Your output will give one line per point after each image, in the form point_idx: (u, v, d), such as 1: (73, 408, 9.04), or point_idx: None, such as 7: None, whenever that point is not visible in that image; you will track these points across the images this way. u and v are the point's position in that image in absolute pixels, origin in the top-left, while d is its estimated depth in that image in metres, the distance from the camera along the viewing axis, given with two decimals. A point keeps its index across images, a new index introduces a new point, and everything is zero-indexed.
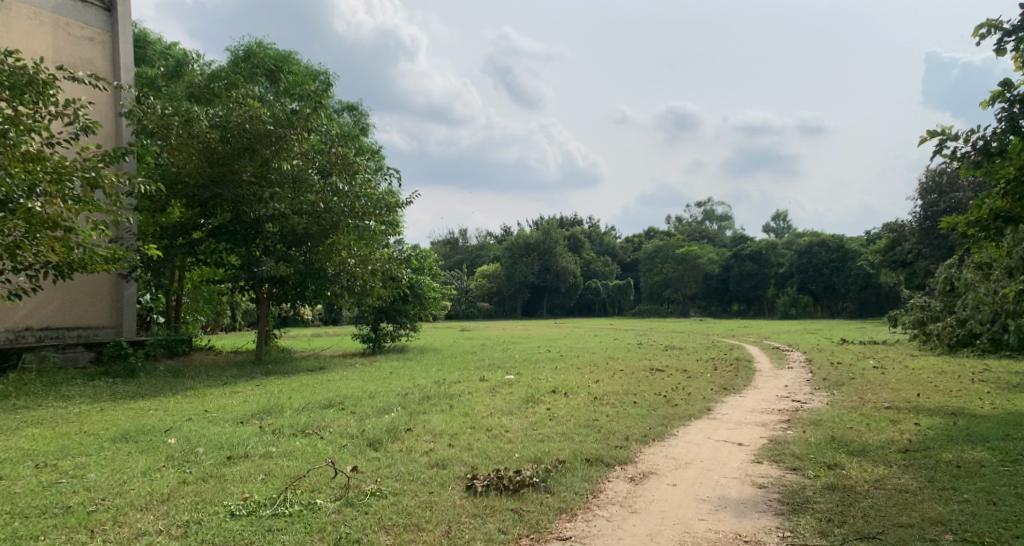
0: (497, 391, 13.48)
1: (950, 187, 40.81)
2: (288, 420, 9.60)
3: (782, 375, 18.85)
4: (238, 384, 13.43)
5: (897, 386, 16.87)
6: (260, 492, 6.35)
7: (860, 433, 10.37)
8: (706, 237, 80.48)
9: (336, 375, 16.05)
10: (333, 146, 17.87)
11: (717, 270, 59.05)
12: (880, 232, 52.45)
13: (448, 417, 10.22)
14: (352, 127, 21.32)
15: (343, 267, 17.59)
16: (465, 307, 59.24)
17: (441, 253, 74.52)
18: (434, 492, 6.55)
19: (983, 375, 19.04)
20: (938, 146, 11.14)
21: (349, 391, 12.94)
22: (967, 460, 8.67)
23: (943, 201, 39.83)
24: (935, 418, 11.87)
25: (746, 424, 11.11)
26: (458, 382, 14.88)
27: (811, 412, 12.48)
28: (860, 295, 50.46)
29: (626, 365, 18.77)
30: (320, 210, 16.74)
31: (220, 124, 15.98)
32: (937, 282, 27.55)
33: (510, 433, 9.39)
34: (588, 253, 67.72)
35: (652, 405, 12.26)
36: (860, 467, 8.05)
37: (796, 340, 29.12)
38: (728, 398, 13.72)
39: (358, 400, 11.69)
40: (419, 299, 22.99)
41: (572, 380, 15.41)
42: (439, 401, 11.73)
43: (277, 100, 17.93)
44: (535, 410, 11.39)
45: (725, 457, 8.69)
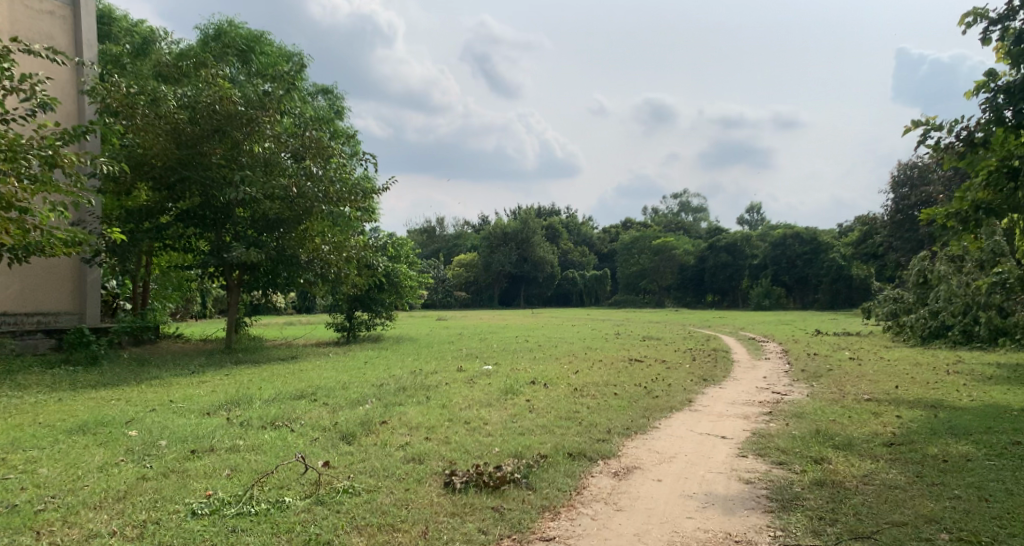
0: (475, 381, 13.19)
1: (921, 180, 41.23)
2: (257, 412, 9.23)
3: (760, 365, 18.80)
4: (206, 373, 12.99)
5: (875, 378, 16.85)
6: (224, 489, 5.99)
7: (844, 426, 10.23)
8: (682, 229, 80.76)
9: (308, 364, 15.76)
10: (306, 129, 17.42)
11: (693, 261, 59.21)
12: (852, 225, 52.89)
13: (425, 409, 9.90)
14: (327, 110, 20.82)
15: (316, 254, 17.37)
16: (442, 297, 58.87)
17: (418, 242, 74.08)
18: (410, 490, 6.24)
19: (958, 366, 19.11)
20: (922, 136, 11.19)
21: (323, 381, 12.57)
22: (954, 454, 8.51)
23: (915, 196, 40.11)
24: (916, 411, 11.79)
25: (728, 417, 10.93)
26: (435, 373, 14.57)
27: (792, 404, 12.34)
28: (832, 287, 50.89)
29: (605, 355, 18.56)
30: (294, 195, 16.28)
31: (188, 105, 15.48)
32: (910, 275, 27.73)
33: (489, 426, 9.10)
34: (565, 243, 67.58)
35: (634, 396, 12.04)
36: (847, 462, 7.87)
37: (771, 331, 29.18)
38: (709, 389, 13.57)
39: (331, 390, 11.34)
40: (395, 287, 22.59)
41: (551, 370, 15.15)
42: (416, 392, 11.42)
43: (250, 81, 17.43)
44: (514, 401, 11.11)
45: (710, 451, 8.49)
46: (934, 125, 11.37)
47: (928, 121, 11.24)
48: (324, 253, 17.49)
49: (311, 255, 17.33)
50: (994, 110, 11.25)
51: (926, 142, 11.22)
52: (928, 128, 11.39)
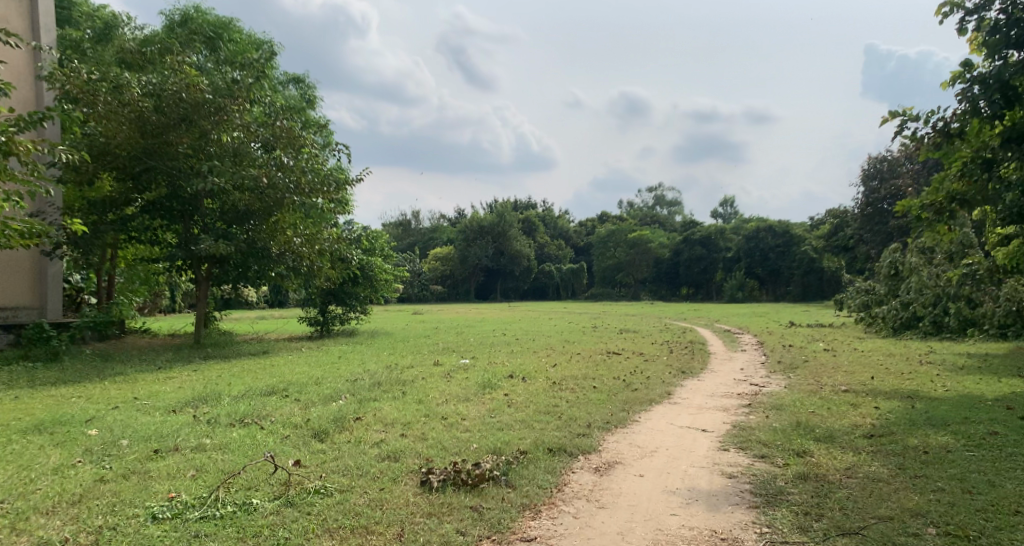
0: (452, 376, 12.96)
1: (890, 173, 41.72)
2: (225, 409, 8.92)
3: (736, 358, 18.78)
4: (174, 369, 12.63)
5: (850, 369, 16.90)
6: (188, 492, 5.72)
7: (823, 418, 10.16)
8: (657, 222, 81.06)
9: (279, 359, 15.43)
10: (277, 119, 17.07)
11: (668, 254, 59.41)
12: (824, 218, 53.42)
13: (400, 405, 9.66)
14: (299, 100, 20.41)
15: (288, 247, 17.01)
16: (418, 290, 58.53)
17: (393, 235, 73.55)
18: (385, 489, 6.01)
19: (930, 357, 19.24)
20: (899, 127, 11.18)
21: (294, 377, 12.26)
22: (934, 445, 8.41)
23: (884, 189, 40.45)
24: (894, 401, 11.77)
25: (708, 409, 10.82)
26: (411, 367, 14.32)
27: (770, 396, 12.27)
28: (804, 280, 51.35)
29: (582, 348, 18.42)
30: (264, 186, 15.90)
31: (154, 93, 15.10)
32: (881, 267, 27.96)
33: (466, 422, 8.88)
34: (542, 236, 67.47)
35: (612, 389, 11.90)
36: (829, 455, 7.76)
37: (746, 323, 29.29)
38: (687, 382, 13.47)
39: (303, 386, 11.06)
40: (369, 281, 22.27)
41: (528, 364, 14.97)
42: (391, 387, 11.16)
43: (218, 69, 17.04)
44: (491, 396, 10.90)
45: (691, 444, 8.35)
46: (910, 116, 11.36)
47: (906, 112, 11.26)
48: (296, 246, 17.15)
49: (282, 247, 16.96)
50: (970, 100, 11.14)
51: (902, 133, 11.20)
52: (905, 119, 11.40)
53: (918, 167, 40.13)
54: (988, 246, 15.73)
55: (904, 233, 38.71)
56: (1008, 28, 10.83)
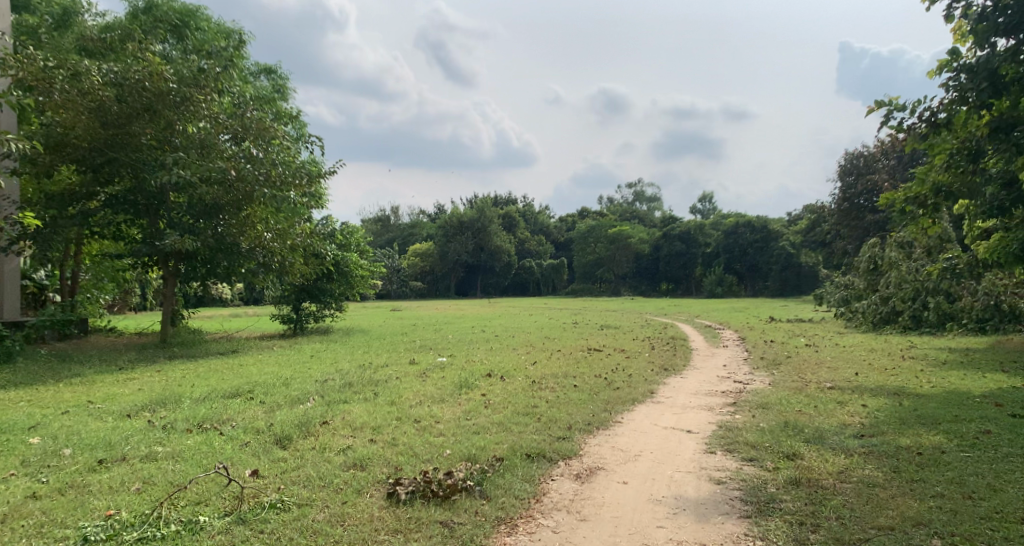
0: (427, 375, 12.50)
1: (867, 169, 41.79)
2: (184, 413, 8.39)
3: (719, 354, 18.44)
4: (136, 370, 12.07)
5: (832, 365, 16.63)
6: (130, 508, 5.28)
7: (811, 417, 9.82)
8: (636, 218, 80.95)
9: (249, 359, 14.91)
10: (246, 109, 16.52)
11: (648, 250, 59.22)
12: (801, 213, 53.49)
13: (371, 408, 9.18)
14: (270, 91, 19.82)
15: (258, 242, 16.47)
16: (396, 287, 58.04)
17: (372, 231, 72.87)
18: (349, 503, 5.59)
19: (911, 352, 19.06)
20: (884, 116, 10.95)
21: (262, 378, 11.74)
22: (927, 446, 8.06)
23: (860, 184, 40.49)
24: (881, 399, 11.48)
25: (691, 409, 10.45)
26: (386, 366, 13.85)
27: (755, 394, 11.93)
28: (782, 275, 51.39)
29: (563, 345, 18.00)
30: (232, 178, 15.33)
31: (115, 81, 14.50)
32: (860, 261, 27.83)
33: (440, 425, 8.43)
34: (522, 232, 67.07)
35: (594, 388, 11.51)
36: (820, 457, 7.40)
37: (726, 318, 29.09)
38: (670, 379, 13.10)
39: (270, 388, 10.54)
40: (344, 277, 21.71)
41: (507, 362, 14.54)
42: (363, 389, 10.68)
43: (184, 58, 16.44)
44: (468, 396, 10.46)
45: (676, 447, 7.96)
46: (896, 106, 11.11)
47: (891, 101, 11.08)
48: (267, 241, 16.59)
49: (252, 243, 16.40)
50: (959, 88, 10.85)
51: (887, 123, 10.96)
52: (891, 107, 11.21)
53: (894, 162, 40.19)
54: (971, 239, 15.50)
55: (881, 228, 38.81)
56: (996, 15, 10.53)
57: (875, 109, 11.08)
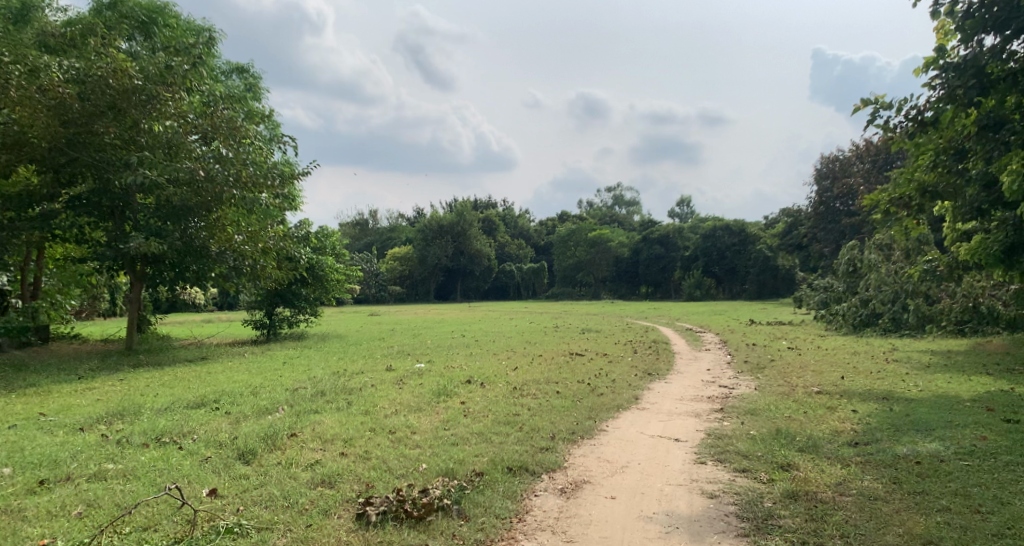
0: (404, 382, 12.04)
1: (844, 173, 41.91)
2: (143, 425, 7.90)
3: (702, 358, 18.16)
4: (96, 379, 11.51)
5: (818, 368, 16.37)
6: (68, 536, 4.91)
7: (802, 424, 9.48)
8: (616, 222, 80.89)
9: (218, 366, 14.37)
10: (217, 108, 15.99)
11: (627, 253, 59.03)
12: (779, 217, 53.62)
13: (344, 418, 8.74)
14: (242, 90, 19.25)
15: (228, 245, 15.95)
16: (375, 291, 57.55)
17: (350, 236, 72.14)
18: (314, 526, 5.22)
19: (894, 354, 18.88)
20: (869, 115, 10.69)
21: (231, 386, 11.24)
22: (923, 454, 7.72)
23: (836, 188, 40.59)
24: (869, 403, 11.22)
25: (678, 415, 10.09)
26: (361, 373, 13.40)
27: (741, 399, 11.61)
28: (760, 278, 51.41)
29: (543, 350, 17.62)
30: (200, 179, 14.80)
31: (76, 79, 13.94)
32: (839, 264, 27.74)
33: (416, 436, 8.01)
34: (502, 236, 66.69)
35: (578, 394, 11.12)
36: (816, 468, 7.06)
37: (706, 321, 28.87)
38: (654, 384, 12.76)
39: (237, 397, 10.05)
40: (319, 281, 21.21)
41: (488, 367, 14.12)
42: (337, 398, 10.21)
43: (151, 54, 15.86)
44: (447, 405, 10.02)
45: (665, 457, 7.57)
46: (881, 104, 10.84)
47: (877, 99, 10.85)
48: (237, 243, 16.06)
49: (222, 246, 15.87)
50: (945, 87, 10.55)
51: (873, 122, 10.71)
52: (876, 106, 10.97)
53: (868, 166, 40.29)
54: (955, 240, 15.32)
55: (857, 231, 38.70)
56: (981, 11, 10.25)
57: (860, 108, 10.83)
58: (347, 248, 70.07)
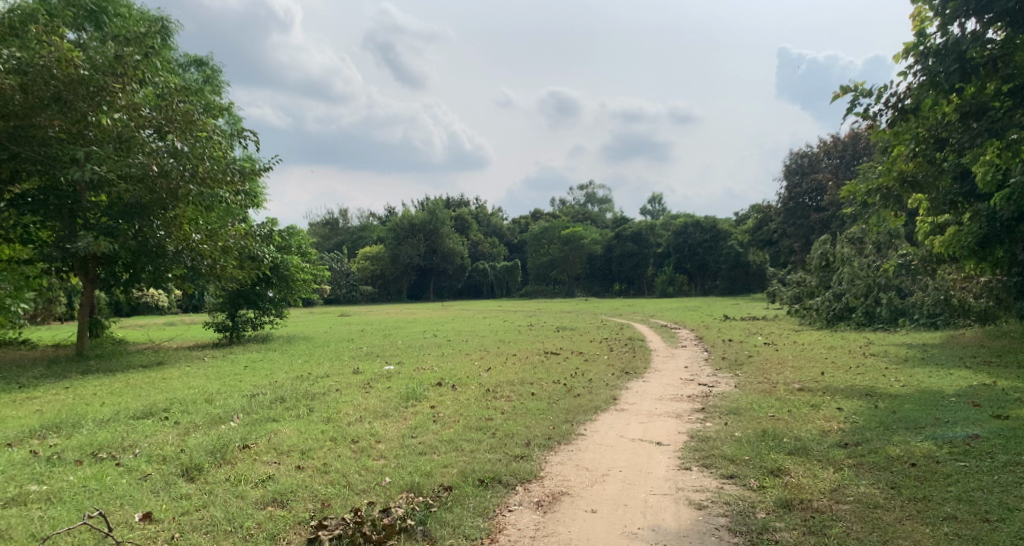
0: (371, 386, 11.47)
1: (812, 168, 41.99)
2: (80, 439, 7.24)
3: (678, 354, 17.80)
4: (39, 388, 10.77)
5: (796, 364, 16.04)
6: None
7: (786, 424, 9.07)
8: (588, 220, 80.71)
9: (174, 372, 13.69)
10: (171, 100, 15.27)
11: (601, 250, 58.78)
12: (748, 213, 53.74)
13: (304, 427, 8.18)
14: (200, 83, 18.48)
15: (185, 244, 15.50)
16: (346, 291, 56.62)
17: (320, 235, 70.98)
18: None
19: (871, 348, 18.65)
20: (850, 102, 10.50)
21: (184, 394, 10.57)
22: (917, 455, 7.30)
23: (804, 184, 40.61)
24: (853, 400, 10.88)
25: (658, 416, 9.62)
26: (325, 377, 12.79)
27: (722, 397, 11.20)
28: (730, 274, 51.75)
29: (517, 349, 17.11)
30: (154, 174, 14.14)
31: (18, 69, 13.13)
32: (811, 259, 27.61)
33: (381, 445, 7.46)
34: (475, 234, 66.09)
35: (554, 396, 10.62)
36: (808, 472, 6.64)
37: (681, 318, 28.58)
38: (631, 383, 12.32)
39: (189, 406, 9.42)
40: (284, 281, 20.61)
41: (459, 369, 13.58)
42: (298, 406, 9.62)
43: (100, 44, 15.06)
44: (416, 409, 9.45)
45: (647, 464, 7.09)
46: (863, 91, 10.57)
47: (856, 87, 10.59)
48: (195, 242, 15.60)
49: (180, 245, 15.42)
50: (927, 73, 10.08)
51: (852, 110, 10.45)
52: (856, 93, 10.68)
53: (835, 162, 40.35)
54: (932, 231, 15.07)
55: (826, 226, 38.69)
56: None
57: (839, 96, 10.53)
58: (317, 248, 69.01)
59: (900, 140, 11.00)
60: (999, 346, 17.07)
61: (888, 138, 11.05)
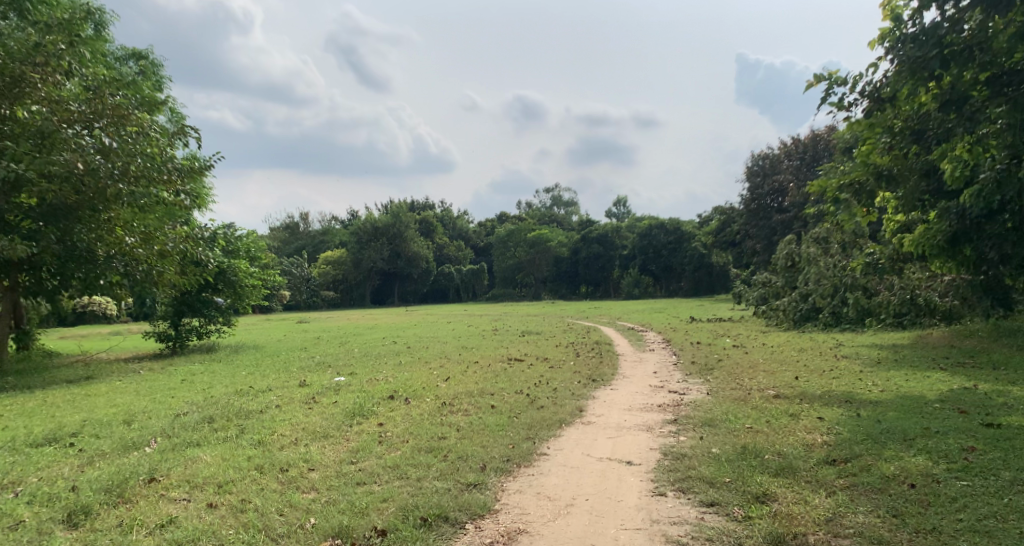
0: (315, 401, 10.50)
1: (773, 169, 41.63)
2: None
3: (646, 359, 17.07)
4: None
5: (768, 367, 15.41)
6: None
7: (766, 437, 8.28)
8: (554, 222, 80.26)
9: (102, 388, 12.58)
10: (103, 92, 14.06)
11: (566, 253, 58.13)
12: (711, 215, 53.64)
13: (228, 454, 7.28)
14: (136, 75, 17.28)
15: (118, 249, 14.60)
16: (307, 296, 55.27)
17: (281, 240, 69.29)
18: None
19: (842, 350, 18.13)
20: (824, 92, 9.90)
21: (103, 416, 9.54)
22: (914, 473, 6.48)
23: (767, 184, 40.34)
24: (832, 407, 10.21)
25: (627, 430, 8.80)
26: (268, 391, 11.79)
27: (694, 406, 10.46)
28: (695, 275, 51.97)
29: (479, 355, 16.22)
30: (80, 172, 12.90)
31: None
32: (777, 259, 27.16)
33: (314, 474, 6.56)
34: (440, 237, 65.06)
35: (514, 408, 9.73)
36: (799, 497, 5.89)
37: (648, 320, 28.02)
38: (598, 392, 11.50)
39: (102, 431, 8.42)
40: (232, 287, 19.48)
41: (415, 379, 12.65)
42: (229, 426, 8.64)
43: (20, 31, 13.83)
44: (361, 428, 8.54)
45: (617, 489, 6.26)
46: (838, 79, 9.92)
47: (830, 75, 9.96)
48: (128, 246, 14.63)
49: (112, 249, 14.56)
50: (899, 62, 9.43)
51: (827, 99, 9.85)
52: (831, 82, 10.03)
53: (797, 163, 40.39)
54: (904, 229, 14.53)
55: (788, 226, 38.45)
56: None
57: (812, 85, 9.87)
58: (278, 252, 67.42)
59: (877, 132, 10.36)
60: (969, 346, 16.60)
61: (864, 130, 10.43)
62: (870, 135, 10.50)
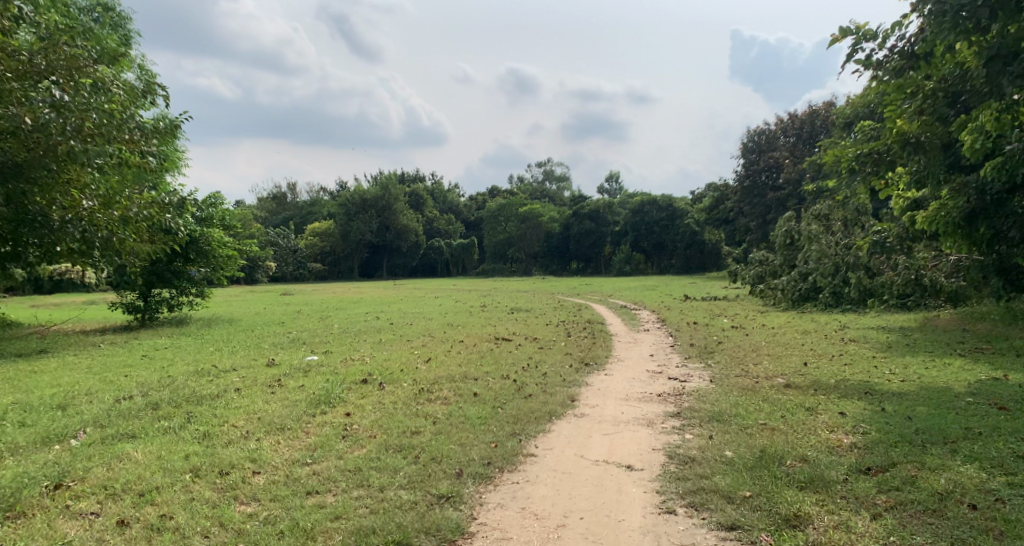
0: (280, 384, 9.43)
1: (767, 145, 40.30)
2: None
3: (642, 340, 16.04)
4: None
5: (772, 351, 14.42)
6: None
7: (783, 437, 7.24)
8: (545, 197, 78.95)
9: (51, 364, 11.50)
10: (59, 40, 12.71)
11: (558, 229, 56.88)
12: (704, 192, 52.53)
13: (165, 449, 6.26)
14: (98, 26, 15.94)
15: (75, 212, 13.15)
16: (293, 269, 53.91)
17: (267, 211, 67.75)
18: None
19: (849, 333, 17.16)
20: (849, 49, 8.82)
21: (36, 398, 8.45)
22: (969, 488, 5.47)
23: (762, 161, 39.18)
24: (850, 398, 9.22)
25: (625, 424, 7.75)
26: (232, 370, 10.74)
27: (699, 396, 9.41)
28: (686, 253, 50.92)
29: (465, 334, 15.15)
30: (26, 127, 11.18)
31: None
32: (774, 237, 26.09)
33: (260, 479, 5.54)
34: (430, 211, 63.65)
35: (499, 397, 8.70)
36: (837, 522, 4.91)
37: (641, 297, 27.00)
38: (591, 377, 10.45)
39: (27, 418, 7.36)
40: (205, 256, 18.35)
41: (392, 359, 11.60)
42: (174, 414, 7.60)
43: None
44: (325, 418, 7.51)
45: (619, 503, 5.26)
46: (867, 34, 8.80)
47: (858, 30, 8.83)
48: (86, 211, 13.21)
49: (67, 214, 13.16)
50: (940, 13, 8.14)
51: (852, 58, 8.79)
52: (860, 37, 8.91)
53: (794, 139, 39.21)
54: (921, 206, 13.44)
55: (783, 204, 37.40)
56: None
57: (836, 40, 8.79)
58: (264, 223, 65.89)
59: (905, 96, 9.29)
60: (984, 330, 15.64)
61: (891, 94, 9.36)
62: (898, 99, 9.44)
